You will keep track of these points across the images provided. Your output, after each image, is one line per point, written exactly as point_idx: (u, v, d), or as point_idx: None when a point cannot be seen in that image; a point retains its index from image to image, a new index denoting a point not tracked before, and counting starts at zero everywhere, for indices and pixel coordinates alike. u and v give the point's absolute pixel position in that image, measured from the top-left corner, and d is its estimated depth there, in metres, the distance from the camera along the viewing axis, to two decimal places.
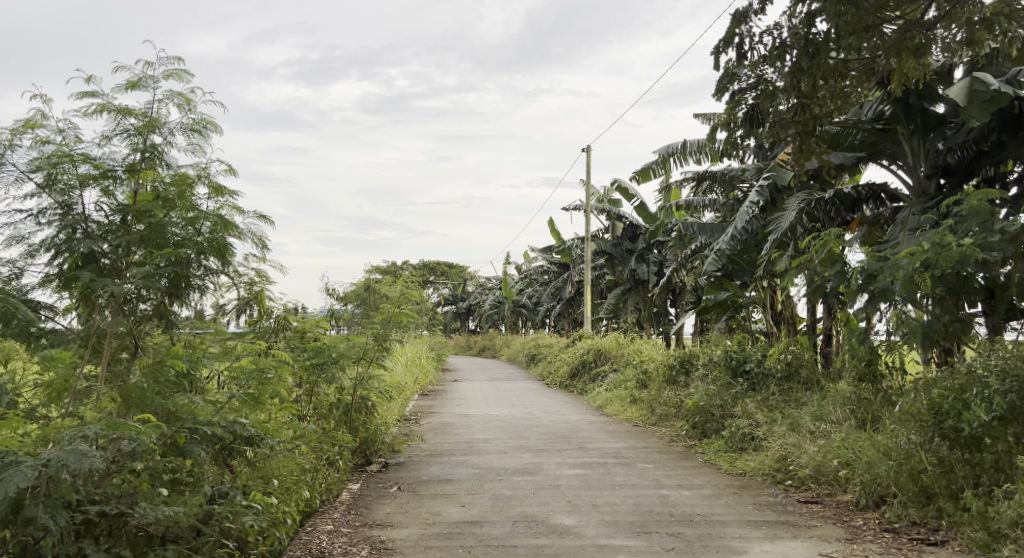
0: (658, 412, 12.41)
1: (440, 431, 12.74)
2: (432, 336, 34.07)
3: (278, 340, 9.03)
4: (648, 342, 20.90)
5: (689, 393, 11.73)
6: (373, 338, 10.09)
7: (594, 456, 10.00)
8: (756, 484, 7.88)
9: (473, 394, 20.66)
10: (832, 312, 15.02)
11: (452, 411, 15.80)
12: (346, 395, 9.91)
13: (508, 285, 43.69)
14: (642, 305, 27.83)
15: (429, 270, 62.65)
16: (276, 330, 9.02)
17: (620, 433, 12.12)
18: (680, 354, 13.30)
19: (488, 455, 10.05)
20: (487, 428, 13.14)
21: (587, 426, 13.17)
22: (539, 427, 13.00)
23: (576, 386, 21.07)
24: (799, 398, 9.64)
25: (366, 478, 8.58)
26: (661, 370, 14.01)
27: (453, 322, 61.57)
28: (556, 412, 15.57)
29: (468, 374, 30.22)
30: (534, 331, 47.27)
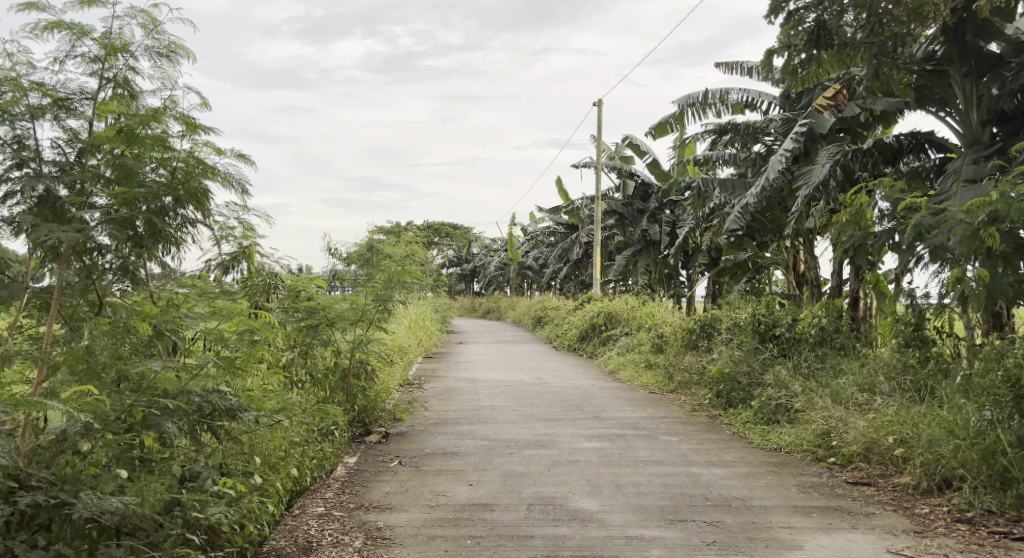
0: (677, 379, 11.63)
1: (445, 398, 12.00)
2: (437, 298, 33.32)
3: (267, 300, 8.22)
4: (661, 305, 20.10)
5: (712, 359, 10.94)
6: (372, 299, 9.14)
7: (612, 427, 9.23)
8: (795, 462, 7.11)
9: (478, 357, 19.92)
10: (859, 273, 14.42)
11: (457, 375, 15.05)
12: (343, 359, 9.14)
13: (514, 247, 42.89)
14: (653, 266, 27.05)
15: (434, 231, 61.81)
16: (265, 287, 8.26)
17: (637, 401, 11.36)
18: (701, 317, 12.50)
19: (497, 425, 9.30)
20: (495, 394, 12.41)
21: (601, 392, 12.40)
22: (551, 394, 12.24)
23: (586, 349, 20.32)
24: (837, 367, 8.85)
25: (364, 451, 7.81)
26: (679, 335, 13.20)
27: (457, 284, 60.87)
28: (566, 377, 14.81)
29: (474, 336, 29.51)
30: (540, 293, 46.56)
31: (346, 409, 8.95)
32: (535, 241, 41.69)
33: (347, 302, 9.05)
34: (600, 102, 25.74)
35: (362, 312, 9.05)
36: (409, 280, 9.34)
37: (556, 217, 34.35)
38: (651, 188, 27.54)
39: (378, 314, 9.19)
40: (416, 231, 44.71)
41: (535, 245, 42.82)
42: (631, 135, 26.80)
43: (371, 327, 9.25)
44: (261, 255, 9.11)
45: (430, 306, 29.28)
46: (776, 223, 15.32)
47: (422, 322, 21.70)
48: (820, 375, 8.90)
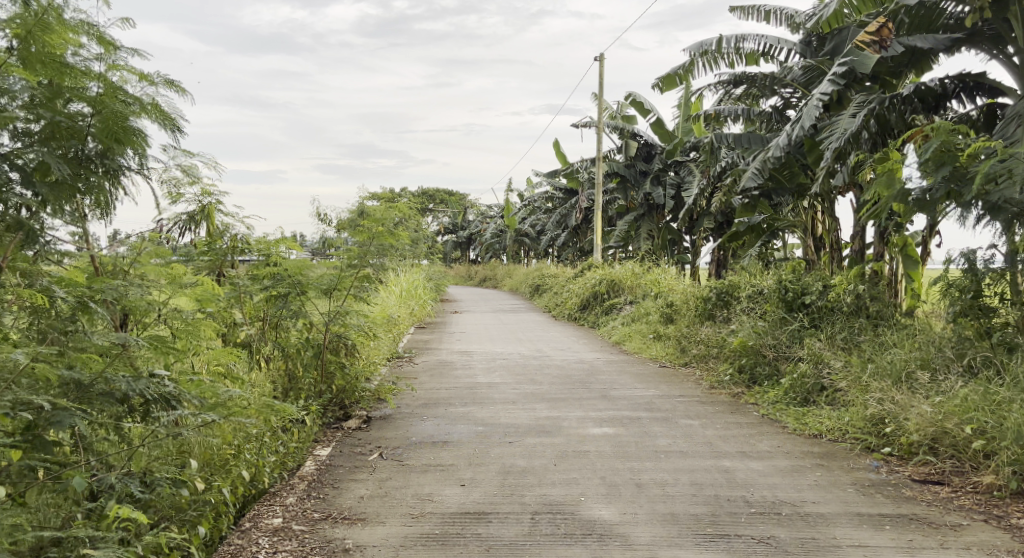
0: (694, 352, 10.59)
1: (437, 373, 10.96)
2: (431, 266, 32.16)
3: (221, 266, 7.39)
4: (667, 272, 19.01)
5: (732, 331, 9.90)
6: (348, 264, 7.99)
7: (624, 407, 8.18)
8: (842, 451, 6.07)
9: (474, 328, 18.84)
10: (884, 235, 13.58)
11: (450, 348, 13.97)
12: (317, 333, 8.01)
13: (511, 213, 41.72)
14: (656, 232, 25.95)
15: (428, 198, 60.55)
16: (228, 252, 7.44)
17: (647, 377, 10.30)
18: (717, 284, 11.44)
19: (494, 407, 8.24)
20: (492, 369, 11.36)
21: (608, 367, 11.33)
22: (553, 369, 11.18)
23: (588, 319, 19.24)
24: (882, 340, 7.77)
25: (340, 440, 6.76)
26: (692, 305, 12.12)
27: (453, 252, 59.69)
28: (568, 350, 13.75)
29: (470, 305, 28.36)
30: (537, 261, 45.44)
31: (321, 390, 7.85)
32: (533, 207, 40.49)
33: (320, 268, 7.96)
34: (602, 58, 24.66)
35: (340, 277, 7.93)
36: (394, 243, 8.18)
37: (555, 181, 33.18)
38: (653, 149, 26.39)
39: (358, 282, 8.05)
40: (410, 196, 43.47)
41: (532, 211, 41.66)
42: (632, 92, 25.63)
43: (347, 297, 8.10)
44: (228, 214, 8.08)
45: (424, 274, 28.16)
46: (794, 181, 14.49)
47: (415, 291, 20.61)
48: (864, 350, 7.81)
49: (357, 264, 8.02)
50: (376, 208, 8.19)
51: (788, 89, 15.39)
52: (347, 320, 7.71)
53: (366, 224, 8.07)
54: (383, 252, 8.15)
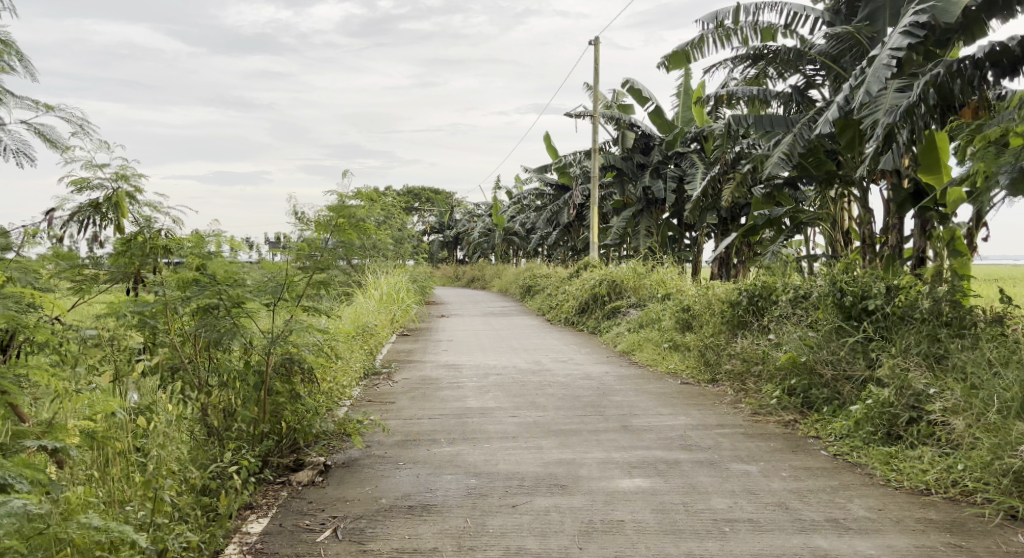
0: (727, 369, 8.91)
1: (420, 395, 9.20)
2: (416, 267, 30.37)
3: (145, 264, 5.78)
4: (673, 272, 17.35)
5: (776, 343, 8.22)
6: (299, 266, 6.31)
7: (653, 445, 6.46)
8: (975, 522, 4.44)
9: (462, 335, 17.03)
10: (925, 227, 11.78)
11: (435, 360, 12.23)
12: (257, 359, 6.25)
13: (499, 211, 39.94)
14: (655, 229, 24.28)
15: (413, 197, 58.89)
16: (148, 252, 5.78)
17: (671, 398, 8.63)
18: (748, 284, 9.78)
19: (490, 447, 6.53)
20: (484, 389, 9.60)
21: (620, 385, 9.60)
22: (558, 388, 9.46)
23: (587, 324, 17.49)
24: (980, 357, 6.11)
25: (284, 505, 5.02)
26: (718, 309, 10.43)
27: (439, 251, 57.82)
28: (569, 362, 12.02)
29: (459, 308, 26.63)
30: (527, 260, 43.67)
31: (264, 433, 6.08)
32: (522, 204, 38.81)
33: (259, 269, 6.26)
34: (595, 43, 23.05)
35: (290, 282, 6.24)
36: (358, 239, 6.47)
37: (545, 177, 31.47)
38: (651, 141, 24.75)
39: (309, 287, 6.36)
40: (393, 194, 41.54)
41: (521, 208, 39.91)
42: (628, 79, 24.04)
43: (299, 309, 6.40)
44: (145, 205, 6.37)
45: (408, 275, 26.28)
46: (821, 169, 12.96)
47: (398, 294, 18.77)
48: (959, 371, 6.14)
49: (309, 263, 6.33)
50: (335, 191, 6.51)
51: (813, 66, 13.79)
52: (300, 339, 5.99)
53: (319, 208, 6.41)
54: (346, 250, 6.47)
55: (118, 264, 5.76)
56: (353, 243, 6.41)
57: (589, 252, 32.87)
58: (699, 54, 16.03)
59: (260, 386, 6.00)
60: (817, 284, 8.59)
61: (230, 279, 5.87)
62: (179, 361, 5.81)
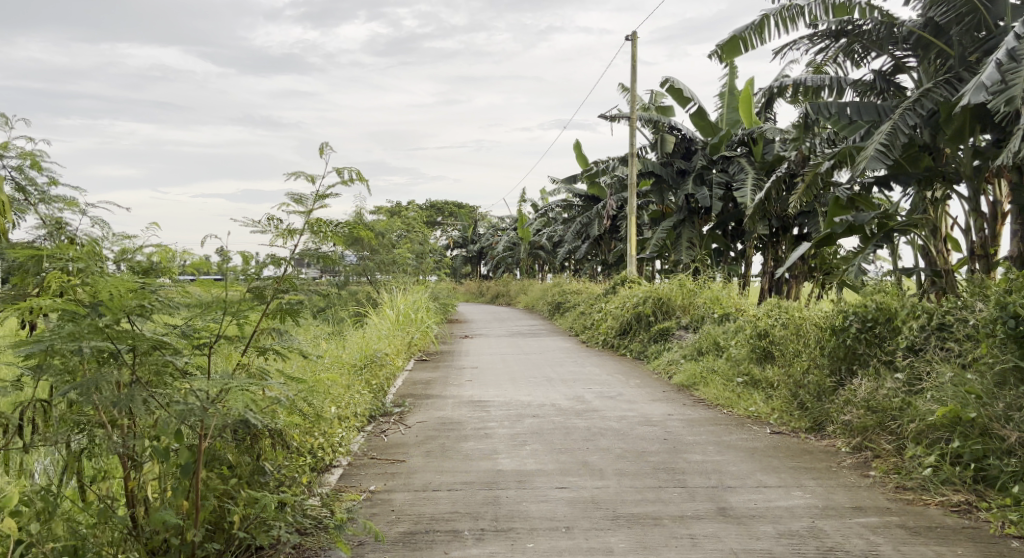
0: (840, 420, 6.79)
1: (438, 447, 7.14)
2: (438, 283, 28.41)
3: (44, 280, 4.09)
4: (729, 288, 15.25)
5: (919, 388, 6.08)
6: (239, 292, 4.39)
7: (778, 551, 4.38)
8: None
9: (488, 359, 14.93)
10: None
11: (457, 394, 10.16)
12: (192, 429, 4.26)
13: (526, 224, 37.92)
14: (697, 240, 22.16)
15: (436, 211, 57.21)
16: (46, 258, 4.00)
17: (768, 460, 6.53)
18: (856, 305, 7.71)
19: (539, 551, 4.47)
20: (519, 438, 7.52)
21: (694, 437, 7.50)
22: (615, 440, 7.35)
23: (631, 349, 15.39)
24: None
25: None
26: (815, 338, 8.30)
27: (463, 267, 55.94)
28: (620, 398, 9.93)
29: (484, 327, 24.55)
30: (554, 274, 41.63)
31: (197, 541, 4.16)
32: (549, 217, 36.83)
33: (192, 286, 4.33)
34: (633, 37, 21.15)
35: (237, 315, 4.33)
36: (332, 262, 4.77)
37: (574, 187, 29.40)
38: (693, 145, 22.65)
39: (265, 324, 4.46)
40: (413, 206, 39.65)
41: (549, 221, 37.92)
42: (668, 78, 22.03)
43: (251, 343, 4.48)
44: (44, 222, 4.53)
45: (428, 291, 24.29)
46: (918, 165, 11.22)
47: (417, 313, 16.74)
48: None
49: (258, 288, 4.47)
50: (308, 175, 4.68)
51: (901, 46, 11.79)
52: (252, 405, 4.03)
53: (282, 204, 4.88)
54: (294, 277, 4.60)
55: (15, 291, 4.10)
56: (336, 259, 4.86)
57: (621, 266, 30.75)
58: (757, 40, 13.95)
59: (188, 472, 4.07)
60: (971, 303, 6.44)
61: (133, 314, 3.99)
62: (78, 426, 3.97)
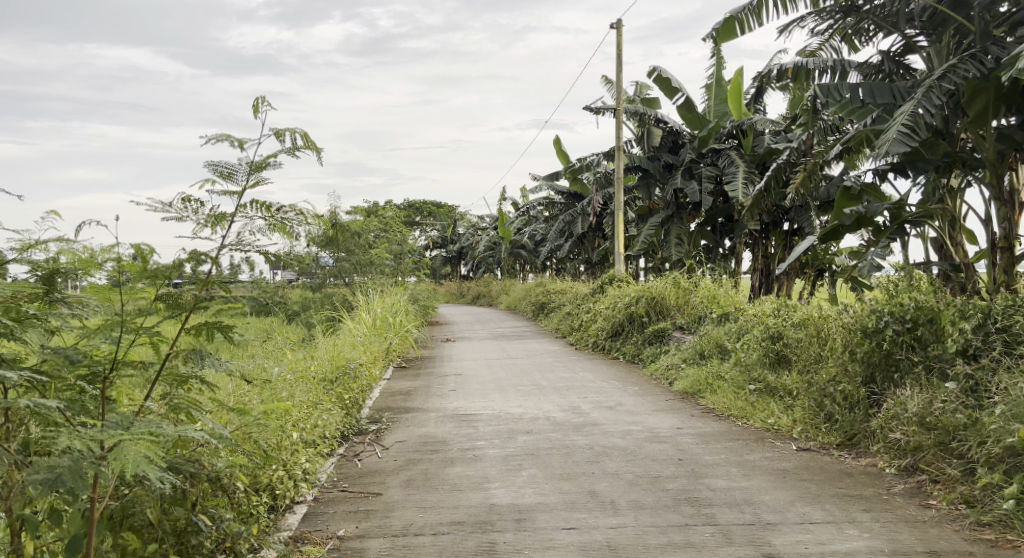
0: (884, 439, 5.91)
1: (420, 471, 6.14)
2: (418, 283, 27.41)
3: None
4: (726, 285, 14.38)
5: (988, 404, 5.22)
6: (143, 297, 3.59)
7: None
8: None
9: (472, 365, 13.96)
10: None
11: (440, 407, 9.17)
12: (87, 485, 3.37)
13: (507, 222, 36.97)
14: (686, 237, 21.31)
15: (414, 211, 56.24)
16: None
17: (805, 486, 5.61)
18: (889, 304, 6.85)
19: None
20: (513, 460, 6.55)
21: (711, 457, 6.57)
22: (622, 463, 6.40)
23: (623, 352, 14.47)
24: None
25: None
26: (841, 342, 7.42)
27: (442, 267, 54.93)
28: (619, 409, 9.00)
29: (466, 329, 23.54)
30: (535, 274, 40.66)
31: None
32: (531, 215, 35.92)
33: (81, 301, 3.44)
34: (618, 25, 20.28)
35: (145, 329, 3.53)
36: (272, 260, 4.09)
37: (557, 183, 28.49)
38: (680, 138, 21.78)
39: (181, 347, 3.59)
40: (391, 205, 38.54)
41: (530, 219, 36.99)
42: (656, 68, 21.19)
43: (164, 366, 3.61)
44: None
45: (407, 293, 23.27)
46: (935, 152, 10.42)
47: (396, 317, 15.74)
48: None
49: (175, 293, 3.68)
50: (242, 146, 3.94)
51: (916, 23, 10.98)
52: (158, 458, 3.09)
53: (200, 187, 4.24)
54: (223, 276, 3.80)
55: None
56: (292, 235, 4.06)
57: (606, 264, 29.88)
58: (755, 21, 13.10)
59: (77, 545, 3.18)
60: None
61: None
62: None
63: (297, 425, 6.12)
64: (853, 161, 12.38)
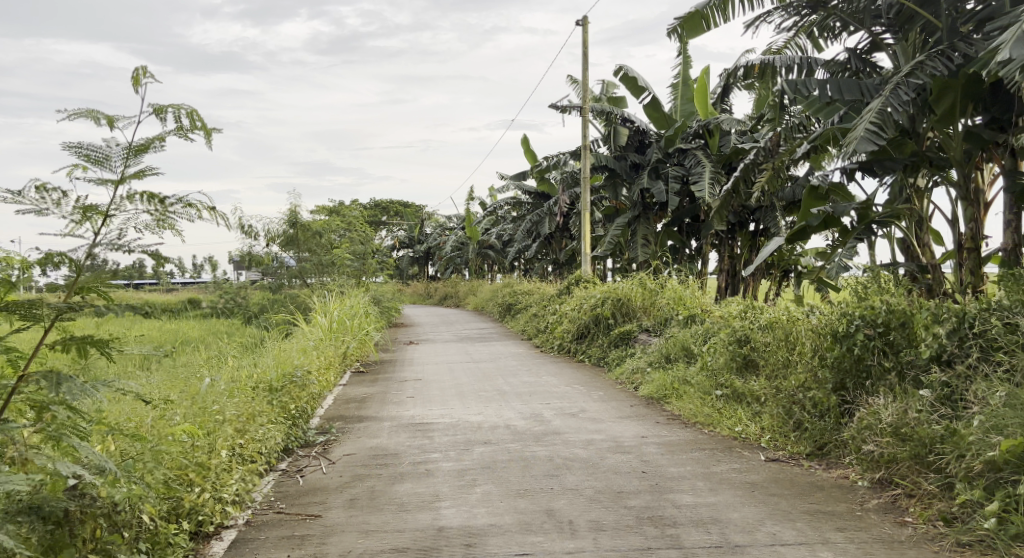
0: (857, 450, 5.63)
1: (366, 488, 5.75)
2: (382, 284, 26.92)
3: None
4: (693, 286, 14.12)
5: (966, 414, 4.96)
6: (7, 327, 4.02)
7: None
8: None
9: (433, 369, 13.56)
10: None
11: (395, 416, 8.77)
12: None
13: (474, 222, 36.55)
14: (653, 237, 21.08)
15: (380, 210, 55.58)
16: None
17: (774, 501, 5.30)
18: (859, 307, 6.58)
19: None
20: (467, 475, 6.17)
21: (677, 468, 6.25)
22: (583, 476, 6.04)
23: (588, 355, 14.16)
24: None
25: None
26: (811, 347, 7.14)
27: (409, 268, 54.35)
28: (583, 416, 8.66)
29: (430, 330, 23.12)
30: (503, 275, 40.29)
31: None
32: (498, 215, 35.52)
33: None
34: (584, 22, 19.99)
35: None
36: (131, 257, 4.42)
37: (523, 183, 28.14)
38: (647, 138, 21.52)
39: (33, 370, 3.80)
40: (357, 205, 37.94)
41: (497, 219, 36.60)
42: (622, 66, 20.93)
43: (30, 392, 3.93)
44: None
45: (369, 294, 22.78)
46: (902, 151, 10.22)
47: (356, 320, 15.28)
48: None
49: (37, 304, 4.14)
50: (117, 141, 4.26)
51: (883, 20, 10.78)
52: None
53: (75, 169, 4.46)
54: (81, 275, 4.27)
55: None
56: (171, 212, 4.36)
57: (573, 265, 29.59)
58: (722, 16, 12.84)
59: None
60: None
61: None
62: None
63: (232, 437, 5.70)
64: (820, 160, 12.16)
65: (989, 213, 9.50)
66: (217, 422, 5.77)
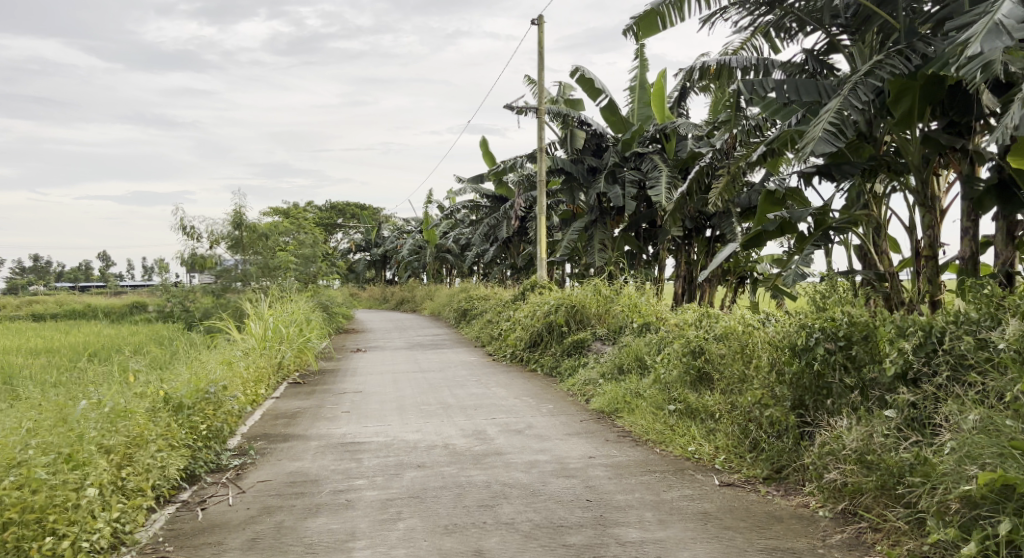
0: (819, 477, 5.17)
1: (274, 526, 5.15)
2: (334, 289, 26.15)
3: None
4: (648, 292, 13.66)
5: (937, 441, 4.53)
6: None
7: None
8: None
9: (378, 379, 12.92)
10: (1012, 233, 8.08)
11: (327, 435, 8.13)
12: None
13: (431, 225, 35.87)
14: (609, 242, 20.63)
15: (337, 213, 54.56)
16: None
17: (729, 536, 4.79)
18: (818, 319, 6.09)
19: None
20: (392, 506, 5.59)
21: (623, 496, 5.71)
22: (520, 507, 5.48)
23: (540, 364, 13.63)
24: None
25: None
26: (767, 361, 6.65)
27: (367, 271, 53.46)
28: (528, 434, 8.09)
29: (382, 337, 22.40)
30: (461, 279, 39.61)
31: None
32: (456, 218, 34.88)
33: None
34: (539, 21, 19.48)
35: None
36: None
37: (480, 186, 27.57)
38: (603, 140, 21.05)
39: None
40: (311, 208, 37.05)
41: (455, 222, 35.94)
42: (578, 67, 20.45)
43: None
44: None
45: (318, 300, 22.03)
46: (861, 155, 9.84)
47: (299, 328, 14.59)
48: None
49: None
50: None
51: (841, 18, 10.39)
52: None
53: None
54: None
55: None
56: None
57: (531, 269, 29.07)
58: (677, 14, 12.40)
59: None
60: (994, 324, 4.93)
61: None
62: None
63: (113, 470, 5.16)
64: (777, 163, 11.77)
65: (947, 219, 9.14)
66: (99, 452, 5.22)
